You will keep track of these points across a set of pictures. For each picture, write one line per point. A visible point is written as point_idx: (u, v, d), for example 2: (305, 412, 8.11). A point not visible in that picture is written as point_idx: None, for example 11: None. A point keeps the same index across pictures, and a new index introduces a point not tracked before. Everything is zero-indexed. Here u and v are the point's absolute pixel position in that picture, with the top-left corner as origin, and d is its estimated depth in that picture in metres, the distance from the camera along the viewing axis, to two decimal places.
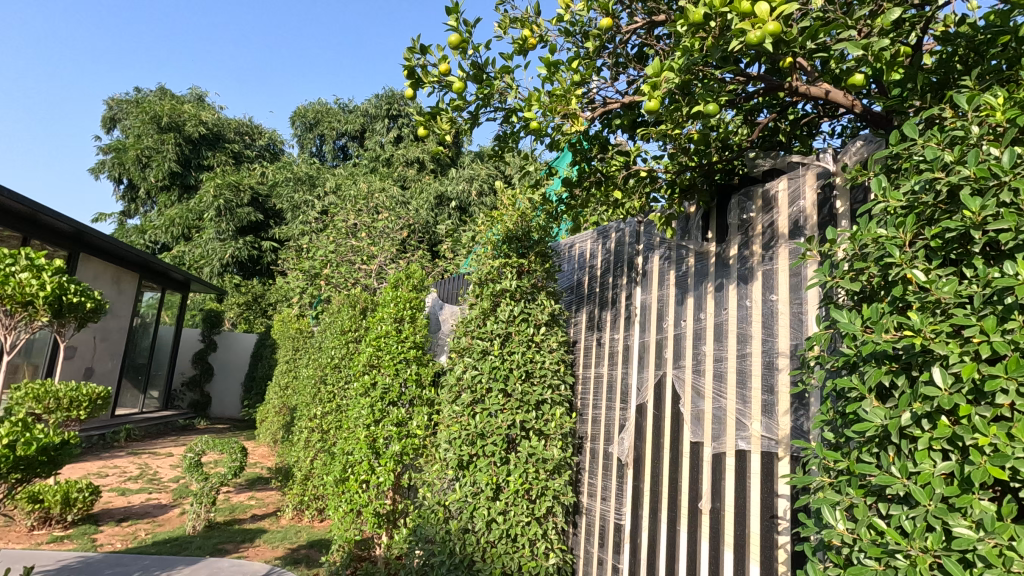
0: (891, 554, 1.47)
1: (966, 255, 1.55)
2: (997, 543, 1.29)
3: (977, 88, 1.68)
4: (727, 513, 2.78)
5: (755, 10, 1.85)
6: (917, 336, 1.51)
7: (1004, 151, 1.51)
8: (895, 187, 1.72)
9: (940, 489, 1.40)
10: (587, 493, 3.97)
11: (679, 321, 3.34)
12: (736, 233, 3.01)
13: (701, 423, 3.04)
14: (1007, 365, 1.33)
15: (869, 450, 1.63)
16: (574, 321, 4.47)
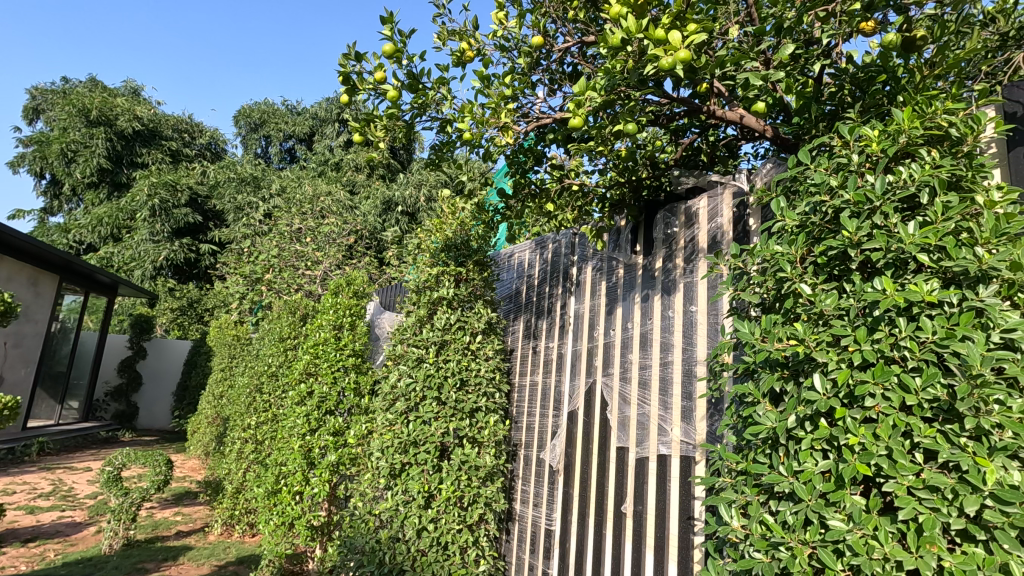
0: (776, 546, 1.59)
1: (846, 271, 1.70)
2: (864, 533, 1.42)
3: (859, 121, 1.86)
4: (649, 515, 2.89)
5: (668, 38, 1.97)
6: (802, 345, 1.65)
7: (878, 179, 1.68)
8: (789, 206, 1.87)
9: (819, 485, 1.53)
10: (520, 500, 4.01)
11: (609, 330, 3.46)
12: (661, 247, 3.17)
13: (627, 429, 3.15)
14: (874, 371, 1.48)
15: (763, 451, 1.75)
16: (511, 330, 4.53)
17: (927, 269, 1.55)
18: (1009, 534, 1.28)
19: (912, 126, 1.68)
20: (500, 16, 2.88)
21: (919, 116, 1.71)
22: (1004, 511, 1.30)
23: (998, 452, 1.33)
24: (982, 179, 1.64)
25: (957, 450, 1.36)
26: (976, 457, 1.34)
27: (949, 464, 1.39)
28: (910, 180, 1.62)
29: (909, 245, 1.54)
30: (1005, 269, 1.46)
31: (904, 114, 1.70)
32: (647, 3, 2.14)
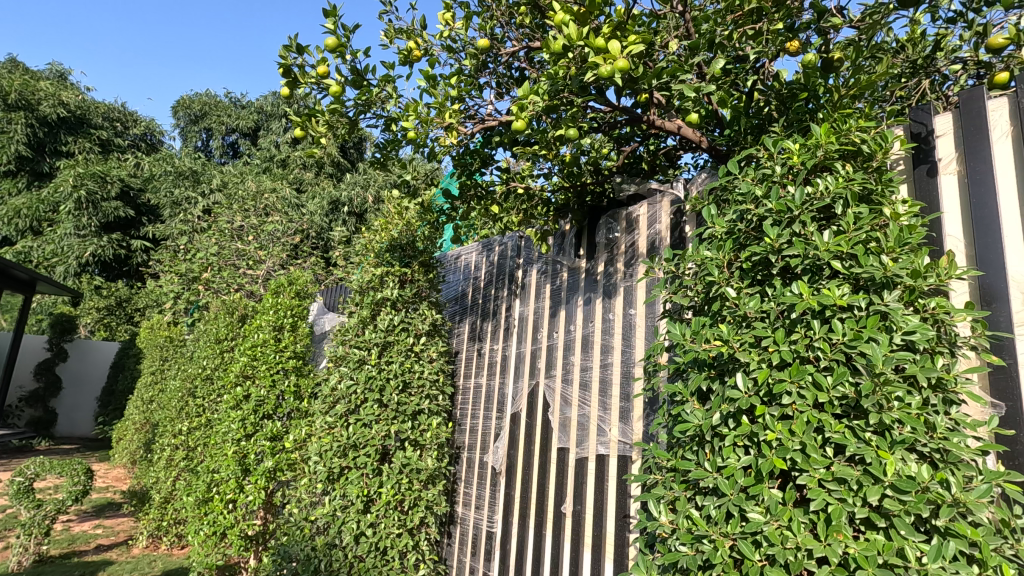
0: (699, 539, 1.65)
1: (768, 276, 1.79)
2: (779, 524, 1.50)
3: (782, 135, 1.97)
4: (588, 515, 2.95)
5: (608, 46, 2.02)
6: (727, 346, 1.73)
7: (797, 189, 1.78)
8: (718, 213, 1.95)
9: (740, 479, 1.60)
10: (462, 503, 3.97)
11: (552, 332, 3.51)
12: (603, 251, 3.25)
13: (567, 430, 3.21)
14: (791, 370, 1.57)
15: (690, 449, 1.82)
16: (456, 331, 4.51)
17: (840, 275, 1.66)
18: (905, 521, 1.40)
19: (829, 142, 1.79)
20: (447, 17, 2.88)
21: (836, 132, 1.83)
22: (901, 500, 1.41)
23: (897, 445, 1.45)
24: (890, 193, 1.77)
25: (862, 444, 1.46)
26: (878, 450, 1.45)
27: (855, 458, 1.49)
28: (827, 192, 1.73)
29: (824, 252, 1.64)
30: (906, 277, 1.59)
31: (823, 129, 1.81)
32: (589, 11, 2.19)
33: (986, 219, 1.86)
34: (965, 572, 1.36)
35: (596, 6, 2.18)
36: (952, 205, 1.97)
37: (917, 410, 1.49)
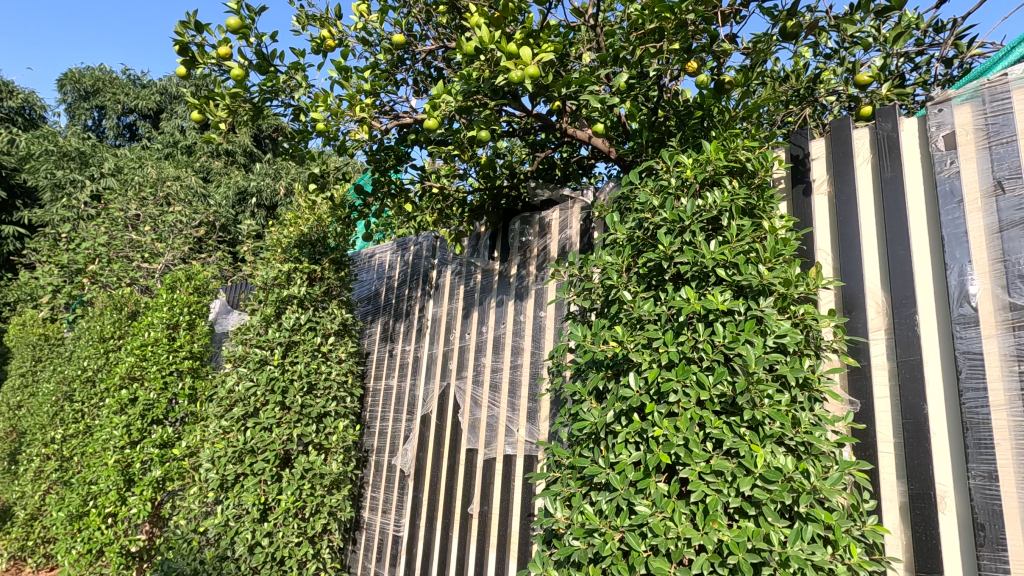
0: (591, 532, 1.71)
1: (661, 282, 1.90)
2: (663, 515, 1.59)
3: (678, 149, 2.10)
4: (494, 515, 2.99)
5: (519, 52, 2.06)
6: (622, 346, 1.82)
7: (689, 201, 1.90)
8: (619, 220, 2.05)
9: (630, 474, 1.69)
10: (369, 508, 3.86)
11: (465, 333, 3.52)
12: (516, 254, 3.32)
13: (477, 431, 3.23)
14: (677, 370, 1.68)
15: (586, 446, 1.88)
16: (368, 332, 4.38)
17: (723, 282, 1.79)
18: (772, 508, 1.53)
19: (718, 159, 1.94)
20: (363, 8, 2.81)
21: (725, 150, 1.97)
22: (768, 489, 1.54)
23: (767, 439, 1.59)
24: (770, 209, 1.93)
25: (738, 439, 1.59)
26: (751, 444, 1.58)
27: (731, 452, 1.62)
28: (714, 205, 1.86)
29: (709, 261, 1.77)
30: (779, 286, 1.75)
31: (712, 147, 1.95)
32: (503, 16, 2.22)
33: (849, 236, 2.08)
34: (820, 552, 1.51)
35: (510, 12, 2.22)
36: (823, 222, 2.19)
37: (785, 406, 1.64)
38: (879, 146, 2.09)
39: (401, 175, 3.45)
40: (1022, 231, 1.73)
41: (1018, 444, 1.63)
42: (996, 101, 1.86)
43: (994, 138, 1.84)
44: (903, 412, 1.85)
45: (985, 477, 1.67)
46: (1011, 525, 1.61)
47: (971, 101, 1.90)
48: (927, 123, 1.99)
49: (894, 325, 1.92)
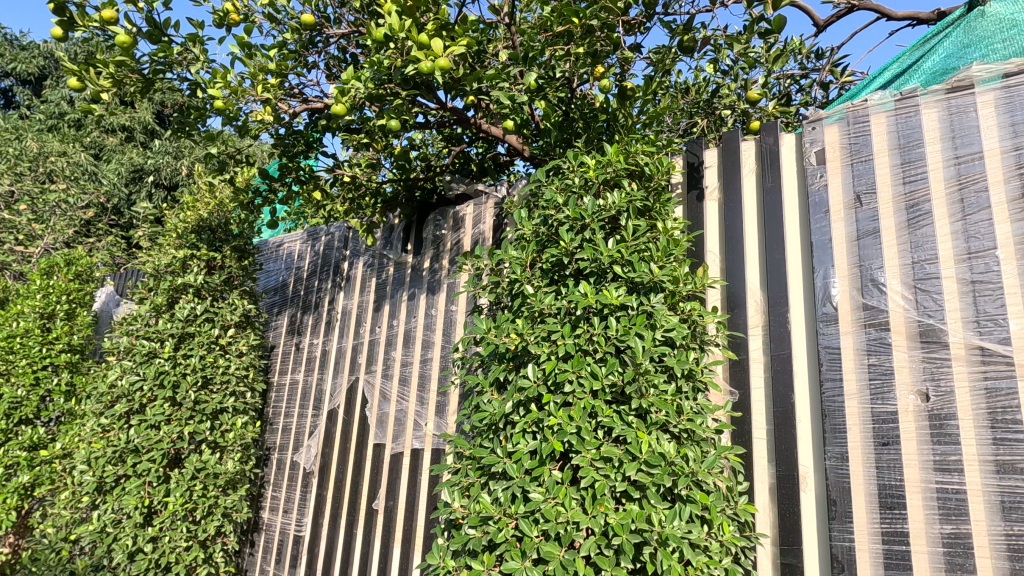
0: (486, 521, 1.75)
1: (562, 277, 1.97)
2: (554, 501, 1.66)
3: (583, 150, 2.18)
4: (400, 510, 2.97)
5: (430, 44, 2.06)
6: (523, 339, 1.88)
7: (590, 200, 1.99)
8: (526, 216, 2.09)
9: (525, 462, 1.74)
10: (269, 508, 3.69)
11: (375, 327, 3.46)
12: (429, 247, 3.31)
13: (385, 425, 3.19)
14: (573, 361, 1.76)
15: (486, 437, 1.91)
16: (273, 325, 4.18)
17: (619, 278, 1.89)
18: (654, 490, 1.64)
19: (618, 161, 2.03)
20: None
21: (625, 154, 2.08)
22: (651, 473, 1.64)
23: (652, 426, 1.70)
24: (665, 211, 2.05)
25: (626, 426, 1.69)
26: (637, 431, 1.68)
27: (619, 439, 1.71)
28: (613, 206, 1.96)
29: (606, 258, 1.87)
30: (668, 284, 1.86)
31: (614, 150, 2.05)
32: (416, 5, 2.21)
33: (734, 239, 2.25)
34: (695, 530, 1.63)
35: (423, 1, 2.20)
36: (713, 226, 2.35)
37: (670, 395, 1.76)
38: (762, 158, 2.27)
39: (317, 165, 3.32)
40: (875, 240, 1.96)
41: (865, 428, 1.85)
42: (858, 124, 2.08)
43: (856, 156, 2.07)
44: (773, 401, 2.04)
45: (838, 458, 1.88)
46: (857, 500, 1.82)
47: (839, 122, 2.12)
48: (803, 140, 2.20)
49: (770, 321, 2.10)
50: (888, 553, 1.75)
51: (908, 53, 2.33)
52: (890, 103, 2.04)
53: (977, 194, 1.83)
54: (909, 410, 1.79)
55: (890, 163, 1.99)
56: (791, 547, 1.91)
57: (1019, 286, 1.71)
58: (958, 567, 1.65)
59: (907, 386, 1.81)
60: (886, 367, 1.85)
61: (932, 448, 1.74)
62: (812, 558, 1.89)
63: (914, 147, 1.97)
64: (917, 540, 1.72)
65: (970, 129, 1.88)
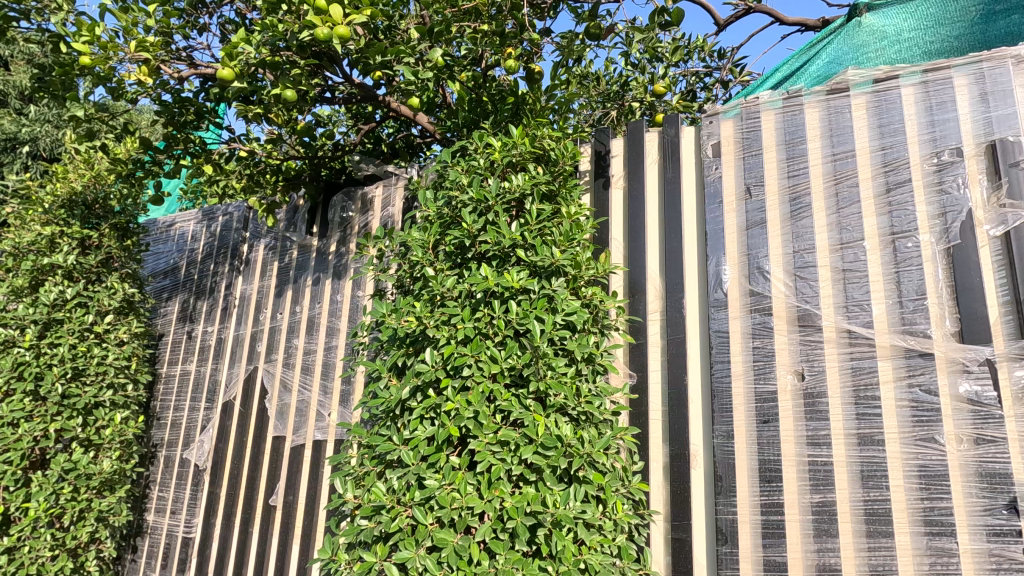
0: (380, 510, 1.69)
1: (467, 260, 1.93)
2: (450, 487, 1.63)
3: (489, 131, 2.15)
4: (300, 505, 2.83)
5: (329, 9, 1.94)
6: (421, 323, 1.83)
7: (493, 181, 1.97)
8: (429, 197, 2.04)
9: (422, 449, 1.70)
10: (154, 509, 3.38)
11: (276, 313, 3.25)
12: (335, 230, 3.16)
13: (285, 417, 3.02)
14: (471, 345, 1.73)
15: (384, 424, 1.85)
16: (162, 312, 3.80)
17: (522, 262, 1.88)
18: (549, 473, 1.65)
19: (523, 143, 2.02)
20: None
21: (531, 138, 2.06)
22: (547, 455, 1.66)
23: (550, 409, 1.71)
24: (571, 196, 2.05)
25: (524, 410, 1.69)
26: (534, 414, 1.69)
27: (517, 422, 1.71)
28: (517, 188, 1.94)
29: (508, 241, 1.86)
30: (569, 268, 1.88)
31: (519, 132, 2.03)
32: None
33: (637, 227, 2.30)
34: (590, 510, 1.66)
35: None
36: (617, 214, 2.39)
37: (569, 378, 1.77)
38: (664, 148, 2.34)
39: (214, 142, 3.07)
40: (762, 230, 2.07)
41: (749, 407, 1.96)
42: (750, 119, 2.19)
43: (748, 150, 2.17)
44: (668, 383, 2.11)
45: (725, 436, 1.98)
46: (740, 475, 1.93)
47: (733, 117, 2.22)
48: (701, 133, 2.28)
49: (667, 307, 2.18)
50: (766, 523, 1.86)
51: (797, 56, 2.48)
52: (778, 102, 2.15)
53: (849, 189, 1.98)
54: (787, 389, 1.92)
55: (777, 158, 2.11)
56: (682, 522, 1.99)
57: (881, 274, 1.87)
58: (825, 532, 1.79)
59: (786, 366, 1.93)
60: (768, 349, 1.97)
61: (805, 424, 1.87)
62: (699, 532, 1.98)
63: (797, 144, 2.09)
64: (790, 509, 1.84)
65: (845, 128, 2.03)
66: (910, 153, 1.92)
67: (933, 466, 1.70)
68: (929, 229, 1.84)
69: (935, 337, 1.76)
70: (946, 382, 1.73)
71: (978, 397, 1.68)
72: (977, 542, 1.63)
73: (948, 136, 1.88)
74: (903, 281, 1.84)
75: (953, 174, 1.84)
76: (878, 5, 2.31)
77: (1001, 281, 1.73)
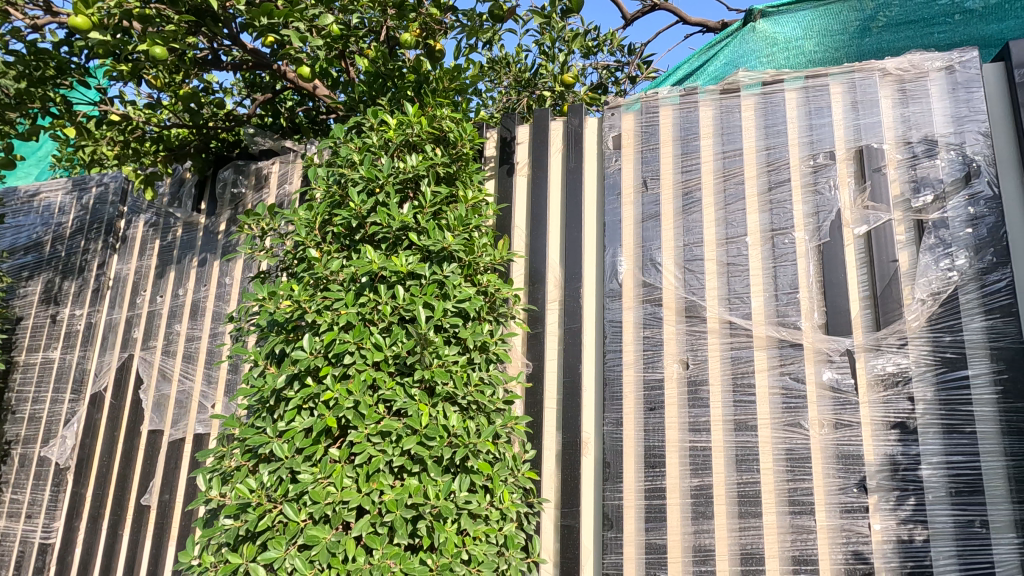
0: (249, 507, 1.58)
1: (356, 242, 1.85)
2: (326, 481, 1.56)
3: (387, 108, 2.08)
4: (178, 504, 2.62)
5: None
6: (302, 307, 1.73)
7: (386, 159, 1.90)
8: (319, 174, 1.92)
9: (297, 442, 1.60)
10: (5, 515, 3.00)
11: (156, 296, 2.97)
12: (226, 207, 2.93)
13: (163, 409, 2.77)
14: (354, 331, 1.66)
15: (259, 415, 1.72)
16: (21, 293, 3.36)
17: (414, 246, 1.82)
18: (433, 463, 1.59)
19: (420, 122, 1.93)
20: None
21: (429, 117, 1.97)
22: (430, 446, 1.60)
23: (436, 398, 1.66)
24: (471, 180, 1.99)
25: (408, 399, 1.63)
26: (419, 403, 1.63)
27: (401, 412, 1.65)
28: (411, 169, 1.86)
29: (398, 224, 1.79)
30: (462, 254, 1.81)
31: (415, 110, 1.95)
32: None
33: (539, 216, 2.29)
34: (475, 501, 1.62)
35: None
36: (521, 201, 2.36)
37: (459, 367, 1.72)
38: (568, 138, 2.33)
39: (85, 103, 2.77)
40: (656, 223, 2.12)
41: (637, 395, 2.00)
42: (648, 114, 2.22)
43: (646, 144, 2.21)
44: (563, 373, 2.12)
45: (614, 423, 2.01)
46: (627, 461, 1.97)
47: (633, 111, 2.25)
48: (603, 124, 2.29)
49: (565, 296, 2.18)
50: (649, 507, 1.92)
51: (696, 55, 2.55)
52: (676, 98, 2.20)
53: (736, 186, 2.06)
54: (672, 377, 1.98)
55: (672, 153, 2.16)
56: (571, 509, 2.01)
57: (760, 269, 1.97)
58: (702, 514, 1.87)
59: (673, 356, 1.99)
60: (657, 339, 2.02)
61: (689, 411, 1.94)
62: (588, 518, 2.00)
63: (691, 140, 2.15)
64: (672, 493, 1.91)
65: (735, 128, 2.11)
66: (790, 154, 2.02)
67: (797, 449, 1.82)
68: (804, 226, 1.95)
69: (804, 329, 1.87)
70: (812, 371, 1.84)
71: (838, 384, 1.81)
72: (832, 518, 1.75)
73: (824, 140, 2.00)
74: (779, 275, 1.94)
75: (826, 176, 1.96)
76: (771, 11, 2.41)
77: (862, 277, 1.86)
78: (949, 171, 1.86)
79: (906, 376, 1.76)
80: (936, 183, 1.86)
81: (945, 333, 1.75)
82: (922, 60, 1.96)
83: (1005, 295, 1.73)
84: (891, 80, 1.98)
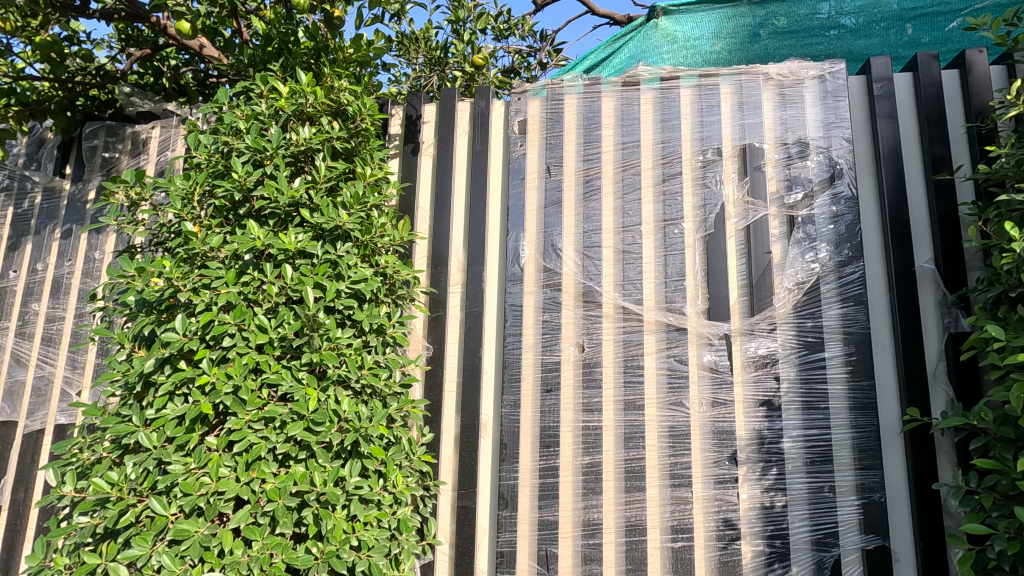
0: (110, 503, 1.45)
1: (241, 218, 1.73)
2: (200, 472, 1.46)
3: (281, 74, 1.95)
4: (34, 502, 2.35)
5: None
6: (175, 286, 1.60)
7: (275, 128, 1.79)
8: (201, 141, 1.77)
9: (168, 431, 1.49)
10: None
11: (8, 271, 2.62)
12: (96, 172, 2.63)
13: (16, 398, 2.46)
14: (234, 312, 1.56)
15: (126, 403, 1.58)
16: None
17: (306, 224, 1.73)
18: (321, 450, 1.53)
19: (315, 92, 1.82)
20: None
21: (326, 88, 1.86)
22: (317, 431, 1.54)
23: (326, 382, 1.59)
24: (372, 157, 1.92)
25: (295, 383, 1.55)
26: (306, 387, 1.56)
27: (287, 397, 1.57)
28: (304, 142, 1.76)
29: (287, 200, 1.69)
30: (358, 233, 1.74)
31: (309, 79, 1.84)
32: None
33: (443, 197, 2.25)
34: (366, 487, 1.57)
35: None
36: (424, 182, 2.32)
37: (353, 351, 1.65)
38: (473, 119, 2.30)
39: None
40: (557, 210, 2.16)
41: (535, 377, 2.04)
42: (553, 101, 2.25)
43: (550, 131, 2.23)
44: (463, 356, 2.12)
45: (512, 405, 2.04)
46: (523, 442, 2.01)
47: (539, 97, 2.26)
48: (509, 108, 2.28)
49: (467, 279, 2.17)
50: (542, 485, 1.97)
51: (602, 47, 2.61)
52: (580, 87, 2.24)
53: (633, 176, 2.14)
54: (569, 360, 2.04)
55: (575, 141, 2.21)
56: (467, 491, 2.03)
57: (652, 257, 2.07)
58: (591, 490, 1.95)
59: (569, 339, 2.05)
60: (556, 322, 2.07)
61: (583, 392, 2.01)
62: (483, 499, 2.03)
63: (594, 130, 2.21)
64: (565, 471, 1.97)
65: (633, 120, 2.19)
66: (682, 150, 2.13)
67: (679, 426, 1.94)
68: (692, 218, 2.07)
69: (688, 314, 2.00)
70: (694, 353, 1.97)
71: (716, 365, 1.95)
72: (706, 489, 1.90)
73: (713, 137, 2.12)
74: (669, 264, 2.05)
75: (713, 171, 2.09)
76: (672, 10, 2.51)
77: (740, 267, 2.01)
78: (817, 172, 2.04)
79: (774, 358, 1.93)
80: (806, 182, 2.04)
81: (808, 319, 1.94)
82: (799, 68, 2.11)
83: (857, 286, 1.93)
84: (773, 84, 2.13)
